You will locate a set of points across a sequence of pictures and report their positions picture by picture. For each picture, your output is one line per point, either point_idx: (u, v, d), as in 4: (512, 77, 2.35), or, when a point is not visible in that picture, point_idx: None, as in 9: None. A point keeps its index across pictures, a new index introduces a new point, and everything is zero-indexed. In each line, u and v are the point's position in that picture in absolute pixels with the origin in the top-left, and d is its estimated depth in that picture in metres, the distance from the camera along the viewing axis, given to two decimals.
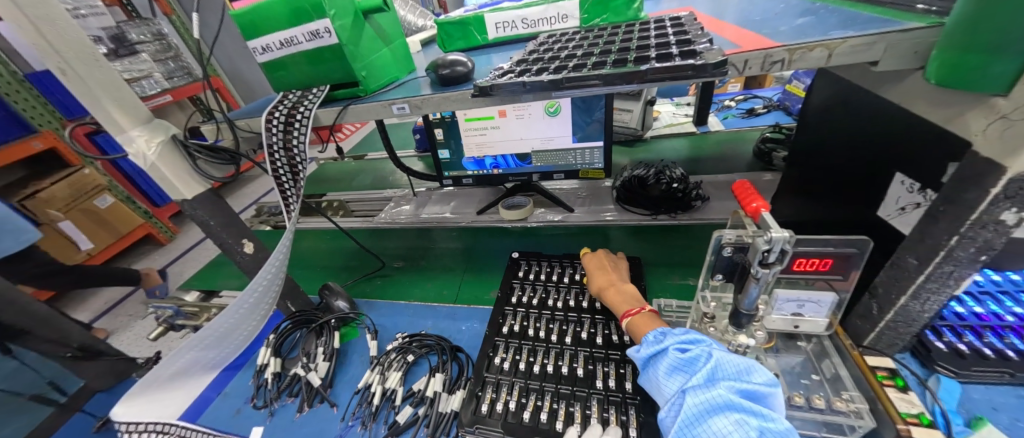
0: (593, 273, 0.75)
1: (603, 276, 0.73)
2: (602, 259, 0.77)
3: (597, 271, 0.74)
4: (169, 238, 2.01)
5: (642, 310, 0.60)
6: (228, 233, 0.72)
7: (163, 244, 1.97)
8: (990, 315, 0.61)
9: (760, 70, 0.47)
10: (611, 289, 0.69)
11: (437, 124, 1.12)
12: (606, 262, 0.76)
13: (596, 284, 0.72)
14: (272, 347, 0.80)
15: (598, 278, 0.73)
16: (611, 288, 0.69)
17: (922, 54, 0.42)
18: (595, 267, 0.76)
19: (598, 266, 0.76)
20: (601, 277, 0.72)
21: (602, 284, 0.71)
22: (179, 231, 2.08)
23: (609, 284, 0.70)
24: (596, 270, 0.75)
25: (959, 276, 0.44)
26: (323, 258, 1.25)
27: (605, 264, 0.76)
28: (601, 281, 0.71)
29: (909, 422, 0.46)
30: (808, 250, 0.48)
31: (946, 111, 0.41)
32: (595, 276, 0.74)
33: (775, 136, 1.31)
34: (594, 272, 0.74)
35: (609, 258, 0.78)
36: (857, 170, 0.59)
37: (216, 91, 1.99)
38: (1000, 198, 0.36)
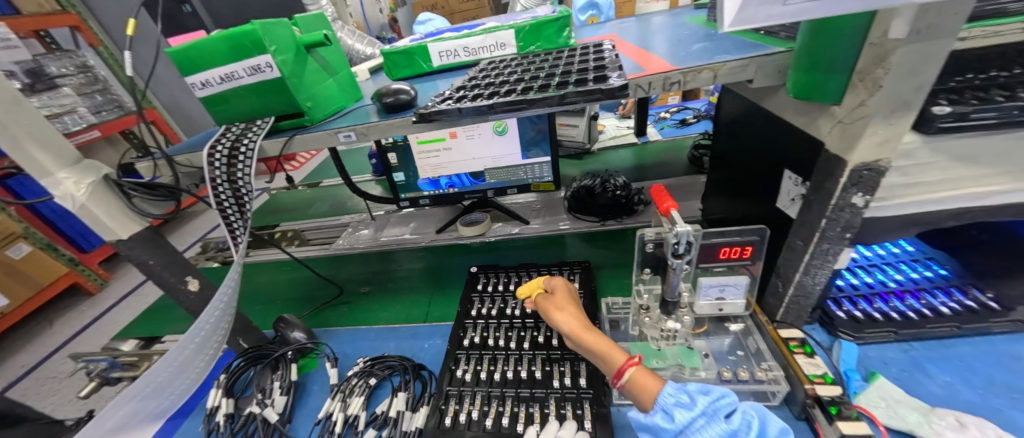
0: (556, 311, 0.57)
1: (570, 312, 0.56)
2: (560, 286, 0.62)
3: (561, 307, 0.58)
4: (100, 286, 1.83)
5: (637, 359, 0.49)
6: (170, 271, 0.69)
7: (93, 294, 1.79)
8: (876, 284, 0.74)
9: (662, 89, 0.54)
10: (586, 330, 0.53)
11: (389, 148, 1.14)
12: (565, 290, 0.61)
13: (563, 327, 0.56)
14: (223, 387, 0.77)
15: (567, 319, 0.55)
16: (587, 329, 0.54)
17: (784, 73, 0.52)
18: (555, 301, 0.59)
19: (558, 297, 0.60)
20: (571, 315, 0.56)
21: (576, 324, 0.54)
22: (111, 277, 1.90)
23: (582, 322, 0.55)
24: (559, 306, 0.58)
25: (834, 252, 0.52)
26: (277, 291, 1.20)
27: (568, 293, 0.60)
28: (572, 321, 0.55)
29: (815, 382, 0.54)
30: (718, 241, 0.55)
31: (805, 118, 0.50)
32: (561, 316, 0.56)
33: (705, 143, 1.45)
34: (558, 309, 0.58)
35: (566, 283, 0.63)
36: (757, 169, 0.69)
37: (152, 124, 1.88)
38: (849, 186, 0.45)
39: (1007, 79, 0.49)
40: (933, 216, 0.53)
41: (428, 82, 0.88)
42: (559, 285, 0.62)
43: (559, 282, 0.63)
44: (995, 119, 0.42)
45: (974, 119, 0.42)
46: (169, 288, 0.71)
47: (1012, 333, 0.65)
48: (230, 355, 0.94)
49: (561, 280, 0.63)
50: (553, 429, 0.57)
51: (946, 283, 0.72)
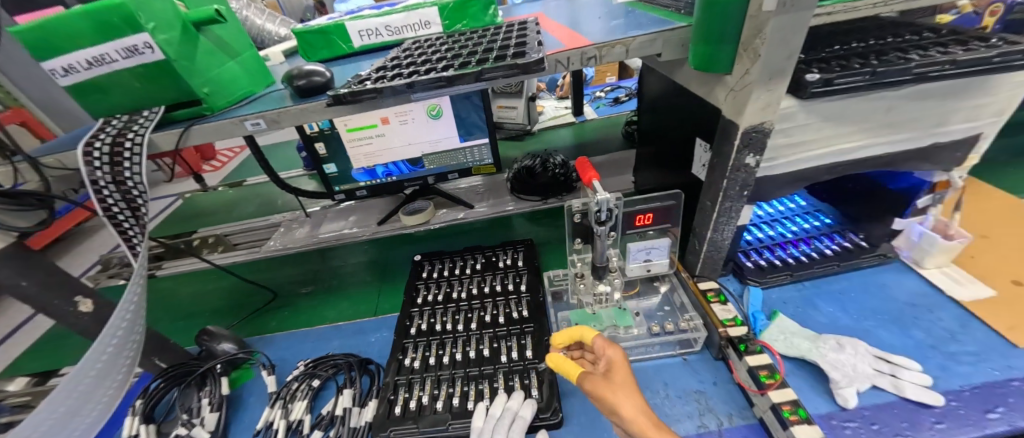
0: (613, 395, 0.47)
1: (630, 396, 0.46)
2: (612, 357, 0.52)
3: (618, 389, 0.47)
4: None
5: None
6: (51, 292, 0.60)
7: None
8: (777, 235, 0.85)
9: (580, 64, 0.56)
10: (655, 427, 0.44)
11: (316, 138, 1.06)
12: (620, 364, 0.51)
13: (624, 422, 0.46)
14: (140, 414, 0.69)
15: (629, 408, 0.45)
16: (655, 425, 0.44)
17: (687, 46, 0.56)
18: (608, 379, 0.49)
19: (611, 373, 0.50)
20: (632, 403, 0.46)
21: (640, 416, 0.44)
22: None
23: (647, 414, 0.45)
24: (614, 387, 0.48)
25: (736, 209, 0.59)
26: (202, 302, 1.09)
27: (623, 368, 0.50)
28: (635, 411, 0.45)
29: (727, 325, 0.61)
30: (639, 207, 0.59)
31: (706, 88, 0.55)
32: (620, 401, 0.46)
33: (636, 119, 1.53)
34: (615, 392, 0.47)
35: (620, 353, 0.52)
36: (675, 139, 0.74)
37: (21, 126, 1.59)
38: (743, 147, 0.50)
39: (863, 49, 0.57)
40: (813, 172, 0.61)
41: (349, 64, 0.83)
42: (612, 356, 0.52)
43: (611, 351, 0.52)
44: (853, 83, 0.48)
45: (837, 83, 0.48)
46: (53, 312, 0.61)
47: (878, 266, 0.78)
48: (147, 379, 0.84)
49: (613, 348, 0.53)
50: (502, 401, 0.58)
51: (830, 230, 0.85)
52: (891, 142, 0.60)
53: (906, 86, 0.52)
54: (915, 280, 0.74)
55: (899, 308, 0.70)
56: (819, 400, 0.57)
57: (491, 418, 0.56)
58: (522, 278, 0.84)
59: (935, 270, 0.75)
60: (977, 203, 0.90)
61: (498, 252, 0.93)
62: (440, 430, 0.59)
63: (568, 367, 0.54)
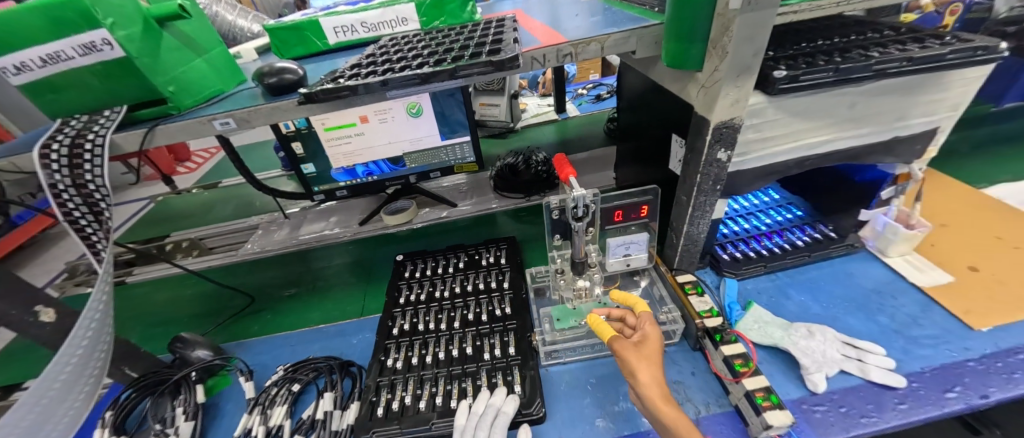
0: (637, 365, 0.48)
1: (653, 372, 0.48)
2: (648, 331, 0.52)
3: (644, 361, 0.48)
4: None
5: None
6: (8, 302, 0.57)
7: None
8: (752, 228, 0.88)
9: (556, 62, 0.56)
10: (666, 404, 0.46)
11: (293, 137, 1.04)
12: (654, 339, 0.51)
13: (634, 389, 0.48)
14: (110, 426, 0.66)
15: (648, 383, 0.47)
16: (667, 403, 0.46)
17: (659, 44, 0.57)
18: (638, 349, 0.50)
19: (642, 344, 0.50)
20: (654, 378, 0.47)
21: (656, 391, 0.46)
22: None
23: (664, 391, 0.47)
24: (642, 360, 0.48)
25: (711, 203, 0.60)
26: (175, 308, 1.06)
27: (654, 345, 0.50)
28: (653, 386, 0.47)
29: (704, 316, 0.62)
30: (617, 203, 0.60)
31: (679, 84, 0.56)
32: (642, 372, 0.47)
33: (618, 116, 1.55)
34: (640, 364, 0.48)
35: (657, 330, 0.52)
36: (652, 135, 0.76)
37: None
38: (714, 142, 0.52)
39: (828, 47, 0.59)
40: (782, 166, 0.63)
41: (324, 61, 0.81)
42: (650, 329, 0.52)
43: (650, 326, 0.52)
44: (818, 80, 0.50)
45: (802, 80, 0.50)
46: (12, 323, 0.58)
47: (846, 255, 0.81)
48: (118, 389, 0.81)
49: (653, 323, 0.53)
50: (485, 398, 0.59)
51: (802, 222, 0.88)
52: (855, 136, 0.62)
53: (868, 82, 0.54)
54: (880, 268, 0.78)
55: (865, 295, 0.73)
56: (790, 386, 0.59)
57: (474, 416, 0.56)
58: (506, 276, 0.84)
59: (898, 258, 0.78)
60: (938, 193, 0.94)
61: (482, 250, 0.93)
62: (423, 429, 0.58)
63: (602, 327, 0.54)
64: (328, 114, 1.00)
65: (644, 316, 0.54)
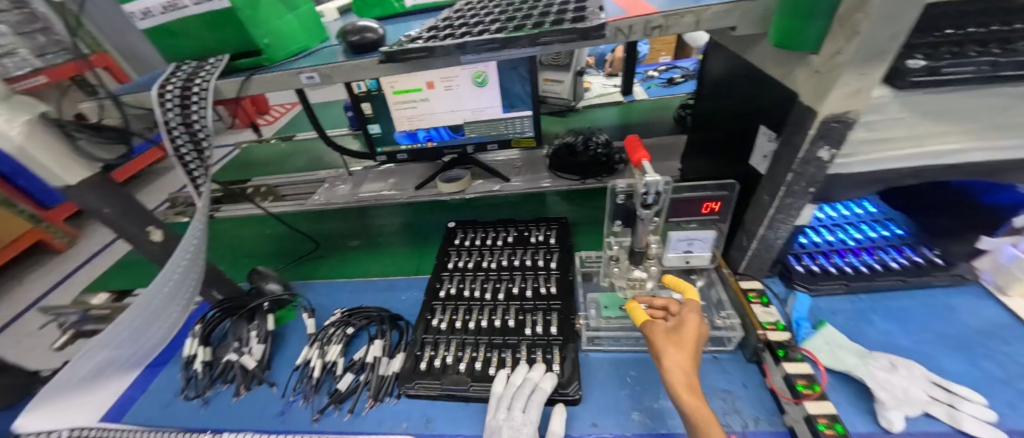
0: (663, 347, 0.46)
1: (679, 357, 0.45)
2: (688, 319, 0.48)
3: (672, 346, 0.46)
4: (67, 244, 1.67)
5: None
6: (129, 221, 0.67)
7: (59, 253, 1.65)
8: (837, 241, 0.78)
9: (643, 34, 0.52)
10: (688, 391, 0.43)
11: (363, 98, 1.08)
12: (692, 326, 0.48)
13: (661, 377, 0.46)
14: (199, 337, 0.78)
15: (671, 366, 0.45)
16: (691, 391, 0.43)
17: (767, 20, 0.50)
18: (668, 334, 0.47)
19: (675, 329, 0.48)
20: (679, 363, 0.45)
21: (678, 375, 0.44)
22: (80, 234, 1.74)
23: (689, 379, 0.44)
24: (670, 344, 0.46)
25: (798, 207, 0.54)
26: (251, 245, 1.19)
27: (690, 334, 0.47)
28: (676, 370, 0.44)
29: (767, 329, 0.58)
30: (688, 196, 0.56)
31: (785, 68, 0.49)
32: (666, 355, 0.45)
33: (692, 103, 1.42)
34: (665, 347, 0.46)
35: (700, 321, 0.49)
36: (735, 126, 0.69)
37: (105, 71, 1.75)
38: (818, 138, 0.45)
39: None
40: (895, 174, 0.54)
41: (400, 23, 0.82)
42: (690, 317, 0.49)
43: (691, 314, 0.49)
44: (967, 74, 0.42)
45: (947, 73, 0.42)
46: (132, 238, 0.68)
47: (949, 286, 0.70)
48: (205, 308, 0.94)
49: (696, 313, 0.49)
50: (523, 371, 0.59)
51: (900, 242, 0.76)
52: (998, 148, 0.52)
53: None
54: (994, 308, 0.66)
55: (969, 335, 0.63)
56: (858, 418, 0.54)
57: (512, 385, 0.58)
58: (554, 256, 0.83)
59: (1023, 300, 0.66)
60: None
61: (531, 227, 0.92)
62: (462, 389, 0.62)
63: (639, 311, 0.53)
64: (398, 78, 1.02)
65: (688, 305, 0.51)
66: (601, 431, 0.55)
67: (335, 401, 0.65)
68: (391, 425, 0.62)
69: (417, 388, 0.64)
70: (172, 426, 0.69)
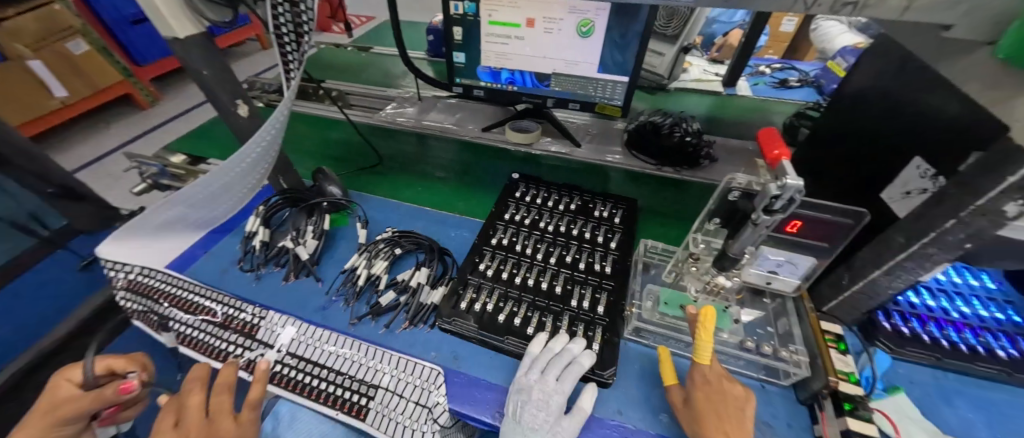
0: (707, 408, 0.48)
1: (721, 421, 0.47)
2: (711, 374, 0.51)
3: (717, 410, 0.48)
4: (147, 102, 2.36)
5: None
6: (222, 90, 0.68)
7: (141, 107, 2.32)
8: (938, 308, 0.68)
9: (826, 10, 0.42)
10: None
11: (455, 21, 0.92)
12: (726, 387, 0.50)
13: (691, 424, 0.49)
14: (262, 218, 0.81)
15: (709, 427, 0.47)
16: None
17: (1000, 26, 0.39)
18: (719, 386, 0.51)
19: (717, 383, 0.51)
20: (718, 424, 0.47)
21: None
22: (160, 98, 2.43)
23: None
24: (712, 408, 0.48)
25: (937, 260, 0.47)
26: (316, 143, 1.19)
27: (730, 398, 0.50)
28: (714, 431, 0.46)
29: (840, 377, 0.53)
30: (808, 214, 0.50)
31: (997, 92, 0.40)
32: (705, 415, 0.48)
33: (813, 112, 1.14)
34: (711, 409, 0.48)
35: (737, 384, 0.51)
36: (875, 151, 0.59)
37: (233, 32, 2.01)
38: (1013, 189, 0.38)
39: None
40: None
41: None
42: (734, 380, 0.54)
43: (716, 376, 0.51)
44: None
45: None
46: (222, 107, 0.70)
47: None
48: (267, 192, 0.96)
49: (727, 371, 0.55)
50: (562, 340, 0.58)
51: (1016, 330, 0.65)
52: None
53: None
54: None
55: None
56: None
57: (550, 350, 0.57)
58: (615, 236, 0.77)
59: None
60: None
61: (596, 199, 0.86)
62: (497, 339, 0.62)
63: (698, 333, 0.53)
64: (498, 5, 0.86)
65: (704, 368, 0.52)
66: (626, 420, 0.54)
67: (374, 313, 0.67)
68: (420, 349, 0.63)
69: (453, 324, 0.64)
70: (224, 289, 0.74)
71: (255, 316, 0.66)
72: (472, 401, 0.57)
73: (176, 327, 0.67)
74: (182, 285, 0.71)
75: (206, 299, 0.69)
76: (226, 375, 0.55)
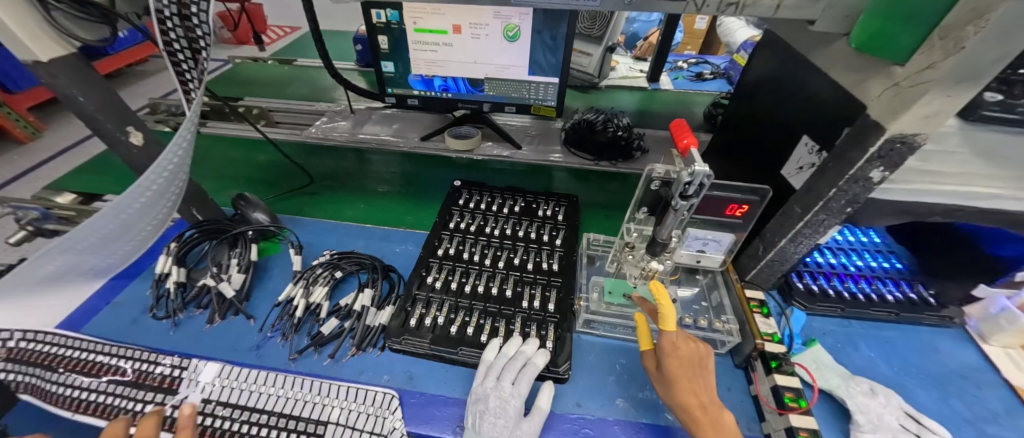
0: (680, 375, 0.49)
1: (692, 383, 0.49)
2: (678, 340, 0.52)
3: (688, 374, 0.50)
4: None
5: (719, 417, 0.47)
6: (107, 117, 0.59)
7: None
8: (838, 265, 0.78)
9: (715, 11, 0.46)
10: (702, 414, 0.47)
11: (380, 30, 0.88)
12: (691, 349, 0.52)
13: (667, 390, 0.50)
14: (173, 256, 0.71)
15: (683, 392, 0.49)
16: (704, 412, 0.47)
17: (851, 19, 0.45)
18: (686, 349, 0.52)
19: (684, 346, 0.52)
20: (690, 387, 0.49)
21: (690, 400, 0.48)
22: None
23: (702, 401, 0.48)
24: (684, 373, 0.50)
25: (828, 224, 0.54)
26: (237, 167, 1.09)
27: (695, 357, 0.51)
28: (688, 394, 0.48)
29: (764, 339, 0.58)
30: (717, 194, 0.55)
31: (856, 76, 0.47)
32: (678, 383, 0.49)
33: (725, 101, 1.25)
34: (683, 375, 0.49)
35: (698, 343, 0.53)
36: (773, 133, 0.66)
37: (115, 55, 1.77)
38: (874, 158, 0.44)
39: None
40: (924, 208, 0.55)
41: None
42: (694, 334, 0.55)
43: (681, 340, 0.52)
44: None
45: (1019, 112, 0.41)
46: (108, 137, 0.61)
47: (935, 326, 0.72)
48: (182, 226, 0.86)
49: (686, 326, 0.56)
50: (516, 343, 0.59)
51: (898, 275, 0.77)
52: None
53: None
54: (971, 351, 0.68)
55: (946, 374, 0.64)
56: (831, 422, 0.57)
57: (504, 356, 0.57)
58: (559, 233, 0.79)
59: (1001, 350, 0.68)
60: None
61: (539, 198, 0.87)
62: (450, 352, 0.60)
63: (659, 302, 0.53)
64: (422, 12, 0.84)
65: (669, 335, 0.52)
66: (585, 412, 0.56)
67: (316, 344, 0.63)
68: (371, 375, 0.60)
69: (404, 343, 0.61)
70: (134, 342, 0.64)
71: (177, 368, 0.58)
72: (431, 420, 0.55)
73: (64, 395, 0.55)
74: (72, 344, 0.60)
75: (106, 356, 0.59)
76: (147, 425, 0.44)
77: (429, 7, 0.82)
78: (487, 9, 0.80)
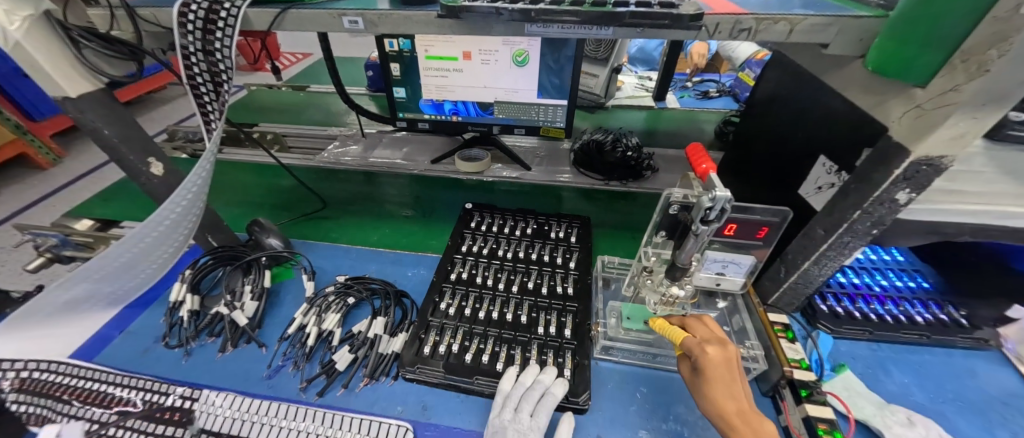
0: (717, 378, 0.47)
1: (730, 387, 0.47)
2: (707, 344, 0.49)
3: (725, 377, 0.47)
4: None
5: (759, 424, 0.44)
6: (129, 148, 0.61)
7: None
8: (862, 285, 0.76)
9: (728, 36, 0.47)
10: (741, 420, 0.45)
11: (392, 57, 0.91)
12: (722, 353, 0.48)
13: (704, 397, 0.48)
14: (188, 283, 0.71)
15: (719, 396, 0.46)
16: (743, 419, 0.45)
17: (865, 43, 0.45)
18: (718, 352, 0.48)
19: (718, 348, 0.49)
20: (728, 392, 0.46)
21: (727, 405, 0.45)
22: None
23: (741, 406, 0.45)
24: (721, 375, 0.47)
25: (853, 246, 0.52)
26: (250, 192, 1.11)
27: (730, 359, 0.49)
28: (726, 398, 0.46)
29: (792, 366, 0.56)
30: (737, 216, 0.53)
31: (875, 98, 0.47)
32: (715, 387, 0.47)
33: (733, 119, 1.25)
34: (721, 377, 0.47)
35: (730, 346, 0.50)
36: (788, 154, 0.65)
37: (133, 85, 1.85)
38: (900, 179, 0.43)
39: None
40: (952, 228, 0.53)
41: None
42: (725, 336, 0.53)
43: (711, 344, 0.50)
44: None
45: None
46: (129, 167, 0.63)
47: (969, 349, 0.68)
48: (197, 251, 0.87)
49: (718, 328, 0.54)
50: (533, 372, 0.57)
51: (926, 295, 0.74)
52: None
53: None
54: (1011, 377, 0.65)
55: (986, 401, 0.61)
56: None
57: (521, 385, 0.55)
58: (574, 255, 0.78)
59: None
60: None
61: (550, 220, 0.87)
62: (465, 381, 0.59)
63: (667, 328, 0.55)
64: (433, 40, 0.86)
65: (694, 340, 0.51)
66: None
67: (328, 374, 0.61)
68: (385, 406, 0.58)
69: (418, 373, 0.60)
70: (146, 373, 0.64)
71: (184, 399, 0.57)
72: None
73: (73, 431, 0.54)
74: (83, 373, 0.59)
75: (117, 387, 0.58)
76: None
77: (441, 36, 0.84)
78: (497, 37, 0.82)
